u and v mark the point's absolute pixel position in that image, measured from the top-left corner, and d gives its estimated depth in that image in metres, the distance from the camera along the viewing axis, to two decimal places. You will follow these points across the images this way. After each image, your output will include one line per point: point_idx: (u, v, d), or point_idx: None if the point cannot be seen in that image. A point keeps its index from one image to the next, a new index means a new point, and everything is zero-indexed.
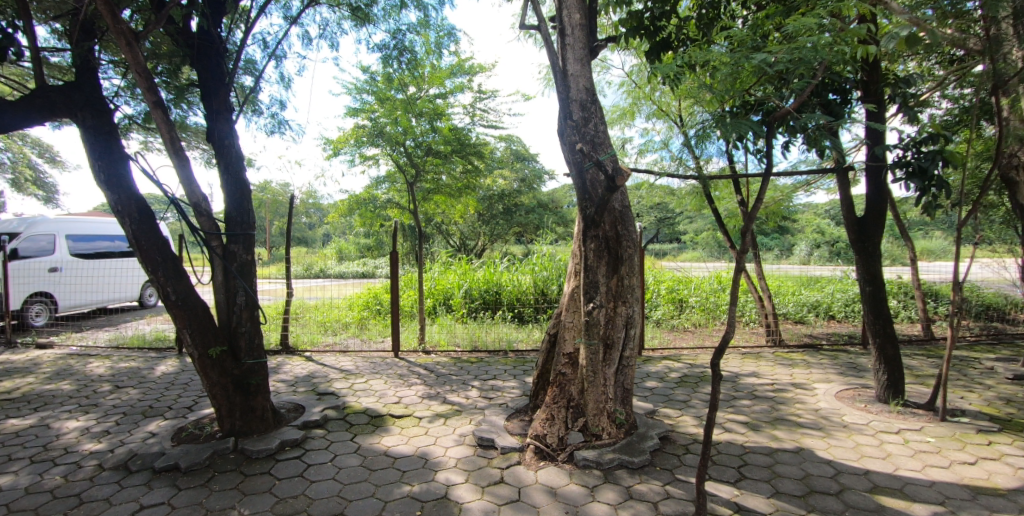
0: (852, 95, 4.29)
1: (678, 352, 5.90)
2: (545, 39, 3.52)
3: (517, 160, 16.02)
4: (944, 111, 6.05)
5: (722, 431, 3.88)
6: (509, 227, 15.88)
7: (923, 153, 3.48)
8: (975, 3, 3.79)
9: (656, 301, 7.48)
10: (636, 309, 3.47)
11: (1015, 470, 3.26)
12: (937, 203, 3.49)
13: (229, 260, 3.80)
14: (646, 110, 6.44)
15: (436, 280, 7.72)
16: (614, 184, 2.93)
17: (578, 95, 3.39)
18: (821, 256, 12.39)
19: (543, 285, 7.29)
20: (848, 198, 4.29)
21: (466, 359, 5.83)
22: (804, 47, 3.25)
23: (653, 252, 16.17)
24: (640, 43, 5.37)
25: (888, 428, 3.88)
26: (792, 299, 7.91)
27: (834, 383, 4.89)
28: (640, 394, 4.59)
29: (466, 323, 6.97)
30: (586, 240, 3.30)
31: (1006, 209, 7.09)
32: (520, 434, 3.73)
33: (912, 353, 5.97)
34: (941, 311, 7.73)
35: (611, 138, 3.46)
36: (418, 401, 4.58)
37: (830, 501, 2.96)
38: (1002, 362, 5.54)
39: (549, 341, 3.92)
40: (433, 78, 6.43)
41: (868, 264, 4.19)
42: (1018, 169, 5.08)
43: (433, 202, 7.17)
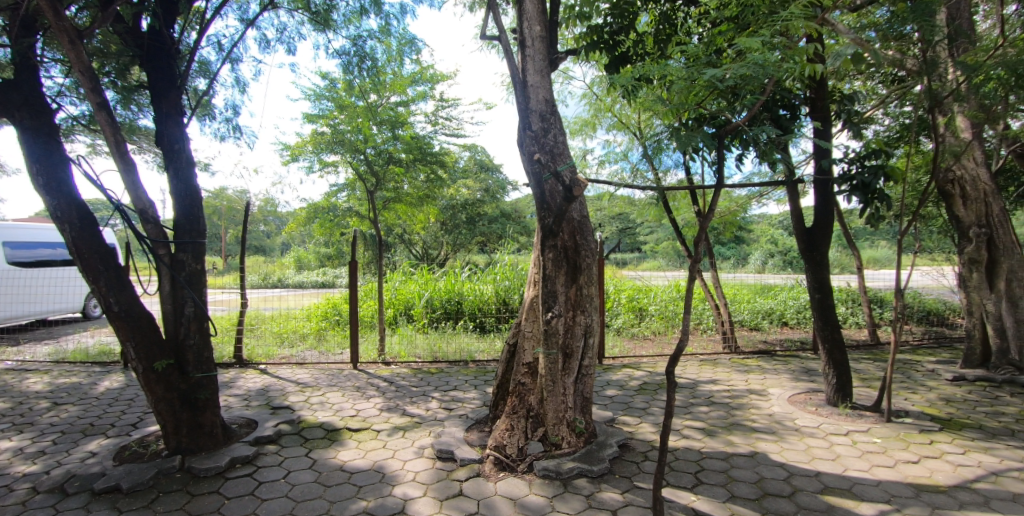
0: (801, 110, 4.48)
1: (638, 360, 5.98)
2: (506, 49, 3.53)
3: (480, 170, 16.14)
4: (886, 128, 6.35)
5: (679, 438, 3.94)
6: (472, 237, 15.83)
7: (866, 167, 3.66)
8: (913, 28, 3.89)
9: (616, 310, 7.62)
10: (595, 318, 3.50)
11: (953, 467, 3.43)
12: (880, 215, 3.65)
13: (176, 270, 3.64)
14: (607, 122, 6.55)
15: (397, 290, 7.62)
16: (571, 194, 2.96)
17: (538, 106, 3.42)
18: (775, 265, 12.84)
19: (505, 294, 7.28)
20: (798, 210, 4.44)
21: (427, 370, 5.75)
22: (753, 64, 3.35)
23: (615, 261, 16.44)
24: (600, 56, 5.47)
25: (837, 430, 4.02)
26: (746, 307, 8.16)
27: (787, 388, 5.04)
28: (600, 403, 4.62)
29: (427, 333, 6.90)
30: (544, 249, 3.33)
31: (943, 220, 7.51)
32: (480, 445, 3.69)
33: (860, 357, 6.22)
34: (885, 317, 8.10)
35: (570, 148, 3.49)
36: (376, 414, 4.48)
37: (783, 503, 3.03)
38: (941, 364, 5.84)
39: (508, 351, 3.89)
40: (395, 86, 6.37)
41: (816, 274, 4.34)
42: (954, 183, 5.38)
43: (393, 210, 7.07)
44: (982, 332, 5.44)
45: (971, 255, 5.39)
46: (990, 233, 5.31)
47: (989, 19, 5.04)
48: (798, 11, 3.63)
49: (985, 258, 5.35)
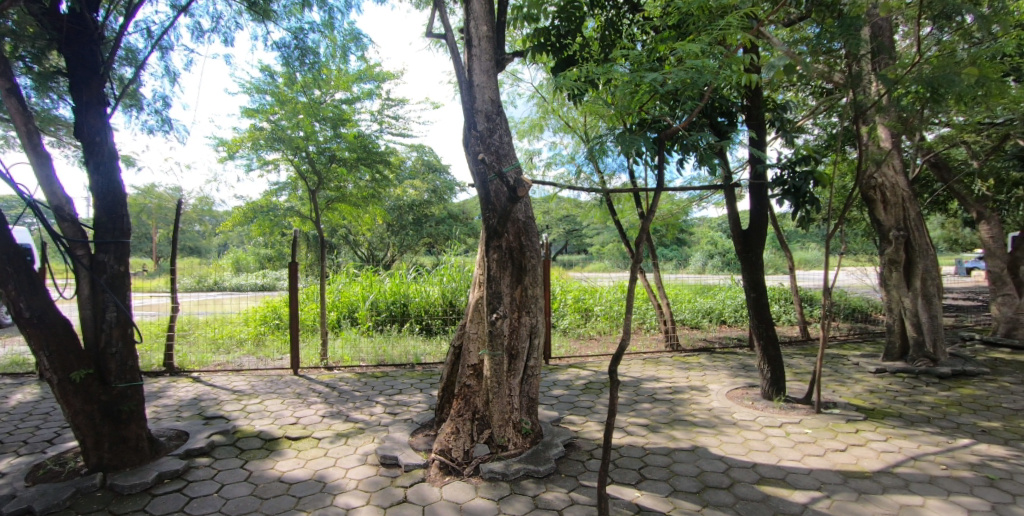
0: (737, 117, 4.66)
1: (583, 360, 6.06)
2: (452, 47, 3.48)
3: (428, 170, 16.01)
4: (815, 136, 6.72)
5: (624, 435, 4.01)
6: (419, 239, 15.62)
7: (797, 173, 3.85)
8: (840, 44, 4.14)
9: (563, 310, 7.71)
10: (540, 319, 3.51)
11: (877, 454, 3.65)
12: (810, 218, 3.84)
13: (97, 272, 3.38)
14: (554, 124, 6.62)
15: (340, 292, 7.42)
16: (515, 195, 2.96)
17: (483, 106, 3.40)
18: (714, 265, 13.37)
19: (452, 296, 7.21)
20: (735, 213, 4.61)
21: (371, 374, 5.60)
22: (693, 70, 3.46)
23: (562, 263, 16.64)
24: (547, 58, 5.50)
25: (772, 422, 4.21)
26: (687, 306, 8.45)
27: (725, 384, 5.23)
28: (546, 403, 4.64)
29: (372, 336, 6.74)
30: (488, 250, 3.32)
31: (865, 223, 8.05)
32: (425, 450, 3.62)
33: (792, 353, 6.55)
34: (815, 314, 8.58)
35: (515, 149, 3.49)
36: (317, 420, 4.32)
37: (722, 495, 3.12)
38: (865, 358, 6.23)
39: (454, 353, 3.84)
40: (339, 83, 6.18)
41: (752, 273, 4.52)
42: (876, 189, 5.75)
43: (337, 211, 6.86)
44: (901, 326, 5.83)
45: (890, 257, 5.77)
46: (907, 236, 5.72)
47: (906, 37, 5.41)
48: (734, 22, 3.77)
49: (903, 258, 5.75)
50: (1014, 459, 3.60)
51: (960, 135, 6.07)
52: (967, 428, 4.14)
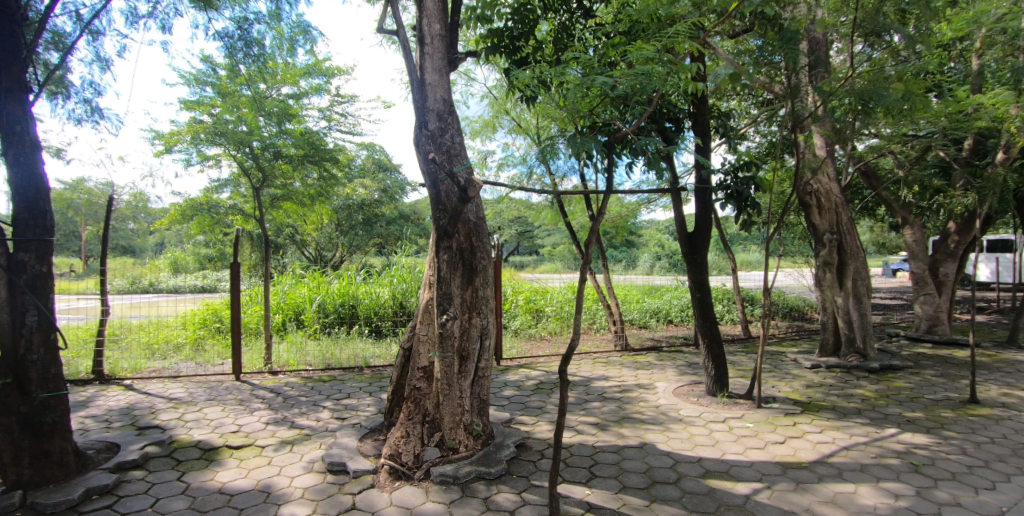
0: (684, 123, 4.78)
1: (535, 360, 6.10)
2: (403, 45, 3.40)
3: (378, 169, 15.68)
4: (757, 144, 7.01)
5: (574, 434, 4.05)
6: (368, 239, 15.33)
7: (738, 178, 4.00)
8: (780, 57, 4.32)
9: (514, 311, 7.73)
10: (491, 320, 3.50)
11: (812, 445, 3.84)
12: (752, 222, 4.01)
13: (15, 273, 3.12)
14: (506, 124, 6.62)
15: (286, 294, 7.17)
16: (466, 195, 2.94)
17: (435, 105, 3.36)
18: (661, 266, 13.76)
19: (402, 297, 7.11)
20: (681, 215, 4.72)
21: (318, 378, 5.43)
22: (642, 74, 3.52)
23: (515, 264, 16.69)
24: (500, 59, 5.49)
25: (716, 418, 4.36)
26: (636, 307, 8.64)
27: (672, 381, 5.38)
28: (498, 404, 4.64)
29: (319, 339, 6.55)
30: (438, 251, 3.27)
31: (802, 227, 8.48)
32: (374, 455, 3.54)
33: (735, 350, 6.82)
34: (755, 314, 8.97)
35: (467, 149, 3.46)
36: (261, 428, 4.15)
37: (669, 490, 3.20)
38: (801, 354, 6.56)
39: (404, 356, 3.77)
40: (285, 77, 5.97)
41: (697, 275, 4.66)
42: (812, 195, 6.03)
43: (283, 209, 6.63)
44: (834, 324, 6.15)
45: (825, 258, 6.08)
46: (840, 239, 6.05)
47: (840, 52, 5.73)
48: (682, 30, 3.87)
49: (836, 260, 6.08)
50: (934, 446, 3.88)
51: (887, 145, 6.47)
52: (893, 418, 4.43)
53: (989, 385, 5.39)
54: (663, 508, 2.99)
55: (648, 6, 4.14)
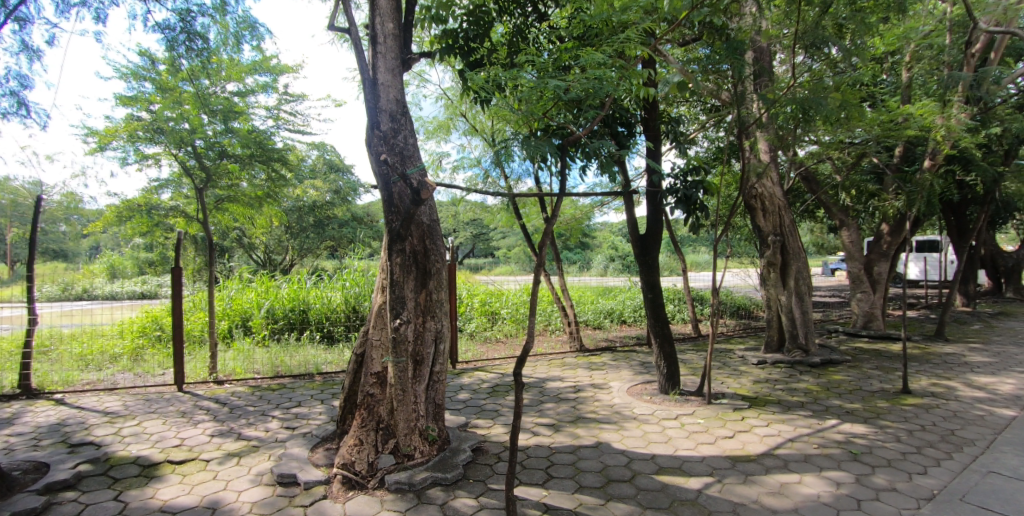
0: (636, 128, 4.87)
1: (490, 363, 6.08)
2: (356, 43, 3.32)
3: (330, 170, 15.32)
4: (705, 149, 7.23)
5: (530, 436, 4.05)
6: (320, 242, 14.99)
7: (688, 182, 4.12)
8: (727, 66, 4.47)
9: (469, 314, 7.69)
10: (445, 323, 3.46)
11: (759, 438, 3.99)
12: (700, 224, 4.13)
13: None
14: (461, 126, 6.59)
15: (231, 300, 6.89)
16: (419, 197, 2.89)
17: (388, 106, 3.30)
18: (614, 267, 14.03)
19: (355, 301, 6.97)
20: (633, 218, 4.81)
21: (266, 387, 5.24)
22: (595, 79, 3.57)
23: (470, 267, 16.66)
24: (454, 60, 5.45)
25: (668, 415, 4.46)
26: (590, 308, 8.76)
27: (625, 381, 5.48)
28: (453, 408, 4.60)
29: (268, 346, 6.32)
30: (392, 254, 3.21)
31: (747, 228, 8.82)
32: (326, 465, 3.43)
33: (685, 349, 7.01)
34: (704, 312, 9.25)
35: (420, 151, 3.42)
36: (205, 441, 3.96)
37: (625, 487, 3.24)
38: (748, 351, 6.80)
39: (356, 362, 3.68)
40: (231, 74, 5.74)
41: (649, 276, 4.75)
42: (757, 198, 6.26)
43: (228, 212, 6.37)
44: (778, 321, 6.41)
45: (769, 259, 6.33)
46: (783, 240, 6.30)
47: (782, 63, 5.98)
48: (634, 36, 3.94)
49: (780, 260, 6.33)
50: (871, 434, 4.09)
51: (826, 152, 6.81)
52: (834, 410, 4.65)
53: (919, 376, 5.74)
54: (618, 505, 3.02)
55: (602, 12, 4.19)
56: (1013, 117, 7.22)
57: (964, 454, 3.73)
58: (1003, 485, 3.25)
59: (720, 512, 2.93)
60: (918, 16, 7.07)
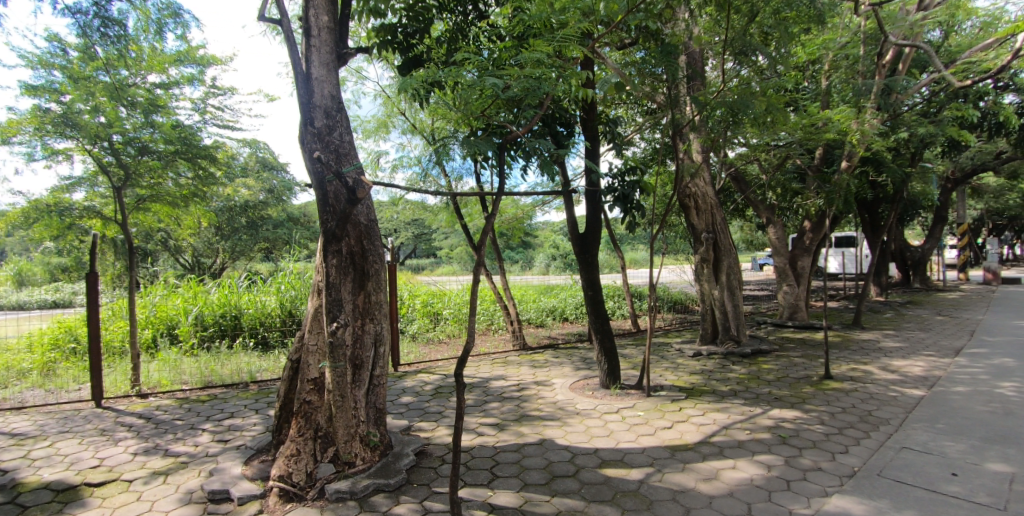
0: (575, 128, 4.95)
1: (433, 364, 6.02)
2: (288, 36, 3.19)
3: (263, 168, 14.71)
4: (642, 149, 7.46)
5: (474, 436, 4.03)
6: (254, 243, 14.44)
7: (625, 182, 4.24)
8: (661, 69, 4.62)
9: (411, 315, 7.60)
10: (384, 326, 3.39)
11: (696, 427, 4.15)
12: (637, 222, 4.25)
13: None
14: (400, 125, 6.50)
15: (155, 306, 6.47)
16: (355, 196, 2.81)
17: (322, 101, 3.19)
18: (555, 265, 14.27)
19: (291, 305, 6.72)
20: (573, 217, 4.88)
21: (195, 398, 4.96)
22: (533, 78, 3.58)
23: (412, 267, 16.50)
24: (393, 56, 5.34)
25: (610, 409, 4.56)
26: (532, 306, 8.84)
27: (568, 377, 5.56)
28: (395, 412, 4.51)
29: (197, 355, 6.00)
30: (327, 255, 3.09)
31: (682, 226, 9.18)
32: (262, 478, 3.28)
33: (625, 344, 7.21)
34: (643, 308, 9.56)
35: (357, 149, 3.33)
36: (127, 460, 3.69)
37: (569, 482, 3.29)
38: (684, 344, 7.07)
39: (291, 368, 3.53)
40: (153, 65, 5.39)
41: (589, 274, 4.84)
42: (690, 197, 6.50)
43: (151, 212, 5.97)
44: (712, 315, 6.69)
45: (702, 255, 6.58)
46: (715, 238, 6.57)
47: (713, 67, 6.23)
48: (571, 36, 3.98)
49: (712, 257, 6.59)
50: (798, 419, 4.34)
51: (753, 153, 7.18)
52: (764, 397, 4.90)
53: (839, 362, 6.16)
54: (563, 501, 3.05)
55: (541, 12, 4.23)
56: (917, 123, 7.87)
57: (880, 433, 4.02)
58: (913, 459, 3.53)
59: (660, 501, 3.02)
60: (836, 28, 7.57)
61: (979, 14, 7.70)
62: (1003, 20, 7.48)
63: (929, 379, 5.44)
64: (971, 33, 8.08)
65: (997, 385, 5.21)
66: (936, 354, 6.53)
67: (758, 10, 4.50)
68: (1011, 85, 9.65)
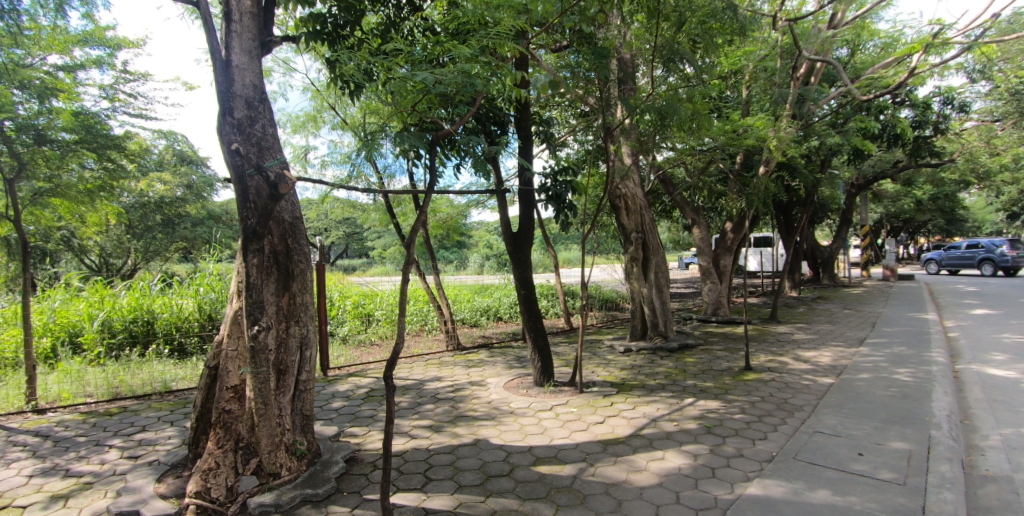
0: (509, 128, 4.98)
1: (365, 367, 5.88)
2: (205, 18, 2.99)
3: (181, 163, 13.79)
4: (575, 150, 7.61)
5: (408, 440, 3.96)
6: (170, 243, 13.53)
7: (558, 181, 4.32)
8: (593, 74, 4.76)
9: (341, 317, 7.41)
10: (311, 327, 3.28)
11: (627, 421, 4.28)
12: (570, 221, 4.33)
13: None
14: (331, 120, 6.31)
15: (55, 312, 5.91)
16: (277, 192, 2.68)
17: (244, 91, 3.02)
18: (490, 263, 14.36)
19: (211, 308, 6.35)
20: (506, 216, 4.91)
21: (103, 412, 4.57)
22: (463, 73, 3.55)
23: (343, 267, 16.06)
24: (322, 48, 5.14)
25: (544, 406, 4.62)
26: (467, 306, 8.82)
27: (503, 376, 5.59)
28: (325, 418, 4.36)
29: (103, 365, 5.54)
30: (247, 255, 2.94)
31: (613, 227, 9.48)
32: (177, 495, 3.06)
33: (559, 341, 7.35)
34: (576, 306, 9.78)
35: (281, 143, 3.20)
36: (20, 483, 3.34)
37: (504, 482, 3.30)
38: (615, 340, 7.30)
39: (209, 375, 3.33)
40: (53, 44, 5.05)
41: (522, 272, 4.87)
42: (621, 198, 6.67)
43: (50, 208, 5.44)
44: (642, 312, 6.92)
45: (632, 256, 6.68)
46: (644, 238, 6.76)
47: (644, 74, 6.44)
48: (504, 33, 4.00)
49: (642, 256, 6.74)
50: (722, 409, 4.57)
51: (681, 157, 7.50)
52: (690, 389, 5.14)
53: (758, 354, 6.56)
54: (497, 500, 3.06)
55: (476, 8, 4.22)
56: (827, 133, 8.51)
57: (795, 419, 4.32)
58: (824, 442, 3.82)
59: (594, 495, 3.09)
60: (756, 42, 8.05)
61: (881, 35, 8.42)
62: (901, 42, 8.21)
63: (837, 368, 5.91)
64: (873, 52, 8.81)
65: (894, 371, 5.73)
66: (843, 344, 7.10)
67: (686, 20, 4.70)
68: (907, 100, 10.63)
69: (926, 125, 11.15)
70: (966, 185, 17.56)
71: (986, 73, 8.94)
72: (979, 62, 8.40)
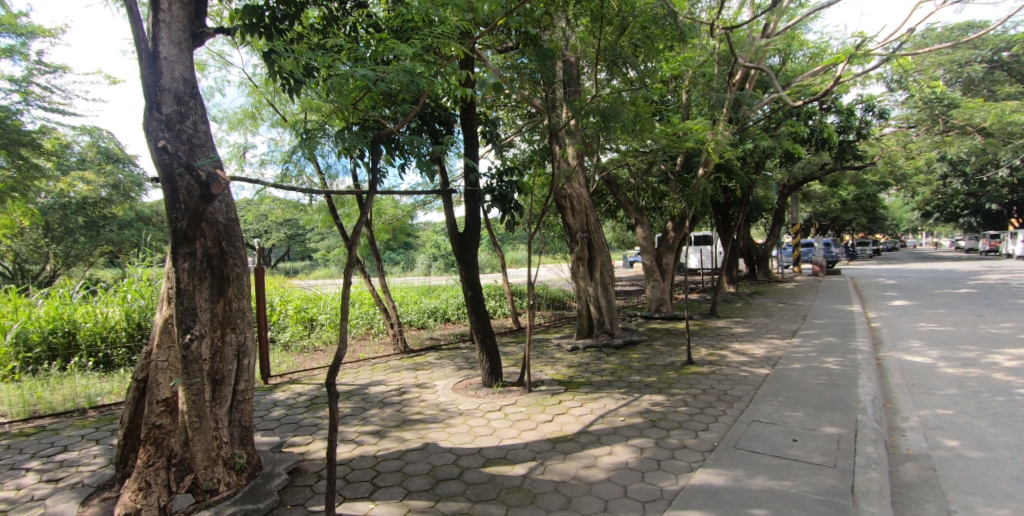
0: (454, 128, 4.96)
1: (308, 374, 5.71)
2: (130, 7, 2.81)
3: (106, 161, 12.93)
4: (521, 150, 7.67)
5: (354, 447, 3.87)
6: (93, 247, 12.64)
7: (503, 181, 4.35)
8: (538, 76, 4.80)
9: (282, 323, 7.17)
10: (248, 334, 3.15)
11: (576, 418, 4.35)
12: (515, 222, 4.36)
13: None
14: (270, 117, 6.09)
15: None
16: (209, 192, 2.56)
17: (172, 85, 2.87)
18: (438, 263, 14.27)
19: (140, 316, 5.99)
20: (451, 217, 4.88)
21: (17, 432, 4.21)
22: (404, 71, 3.48)
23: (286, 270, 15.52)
24: (259, 41, 4.93)
25: (493, 407, 4.63)
26: (413, 307, 8.71)
27: (451, 378, 5.56)
28: (265, 428, 4.19)
29: (18, 381, 5.13)
30: (178, 259, 2.79)
31: (559, 227, 9.61)
32: None
33: (508, 341, 7.38)
34: (524, 305, 9.85)
35: (214, 140, 3.06)
36: None
37: (454, 485, 3.28)
38: (563, 339, 7.41)
39: (137, 388, 3.13)
40: None
41: (469, 273, 4.86)
42: (566, 199, 6.76)
43: None
44: (588, 310, 7.06)
45: (577, 254, 6.89)
46: (589, 237, 6.91)
47: (587, 77, 6.56)
48: (448, 33, 3.97)
49: (587, 255, 6.92)
50: (666, 402, 4.73)
51: (624, 158, 7.70)
52: (635, 385, 5.28)
53: (699, 348, 6.82)
54: (447, 504, 3.04)
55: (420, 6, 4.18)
56: (760, 136, 8.94)
57: (734, 409, 4.52)
58: (761, 430, 4.02)
59: (543, 494, 3.12)
60: (694, 48, 8.38)
61: (809, 45, 8.95)
62: (827, 52, 8.75)
63: (772, 359, 6.23)
64: (802, 62, 9.35)
65: (823, 360, 6.10)
66: (777, 336, 7.49)
67: (628, 24, 4.85)
68: (833, 107, 11.34)
69: (850, 130, 11.93)
70: (886, 186, 18.91)
71: (901, 84, 9.65)
72: (895, 73, 9.06)
